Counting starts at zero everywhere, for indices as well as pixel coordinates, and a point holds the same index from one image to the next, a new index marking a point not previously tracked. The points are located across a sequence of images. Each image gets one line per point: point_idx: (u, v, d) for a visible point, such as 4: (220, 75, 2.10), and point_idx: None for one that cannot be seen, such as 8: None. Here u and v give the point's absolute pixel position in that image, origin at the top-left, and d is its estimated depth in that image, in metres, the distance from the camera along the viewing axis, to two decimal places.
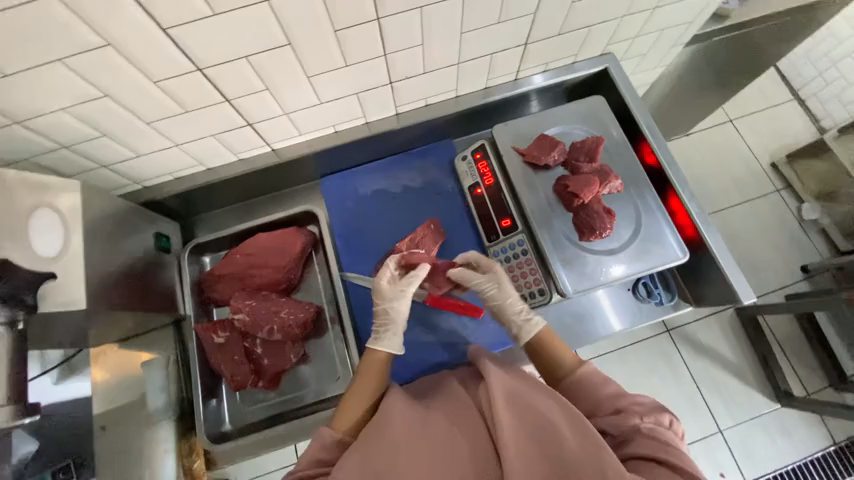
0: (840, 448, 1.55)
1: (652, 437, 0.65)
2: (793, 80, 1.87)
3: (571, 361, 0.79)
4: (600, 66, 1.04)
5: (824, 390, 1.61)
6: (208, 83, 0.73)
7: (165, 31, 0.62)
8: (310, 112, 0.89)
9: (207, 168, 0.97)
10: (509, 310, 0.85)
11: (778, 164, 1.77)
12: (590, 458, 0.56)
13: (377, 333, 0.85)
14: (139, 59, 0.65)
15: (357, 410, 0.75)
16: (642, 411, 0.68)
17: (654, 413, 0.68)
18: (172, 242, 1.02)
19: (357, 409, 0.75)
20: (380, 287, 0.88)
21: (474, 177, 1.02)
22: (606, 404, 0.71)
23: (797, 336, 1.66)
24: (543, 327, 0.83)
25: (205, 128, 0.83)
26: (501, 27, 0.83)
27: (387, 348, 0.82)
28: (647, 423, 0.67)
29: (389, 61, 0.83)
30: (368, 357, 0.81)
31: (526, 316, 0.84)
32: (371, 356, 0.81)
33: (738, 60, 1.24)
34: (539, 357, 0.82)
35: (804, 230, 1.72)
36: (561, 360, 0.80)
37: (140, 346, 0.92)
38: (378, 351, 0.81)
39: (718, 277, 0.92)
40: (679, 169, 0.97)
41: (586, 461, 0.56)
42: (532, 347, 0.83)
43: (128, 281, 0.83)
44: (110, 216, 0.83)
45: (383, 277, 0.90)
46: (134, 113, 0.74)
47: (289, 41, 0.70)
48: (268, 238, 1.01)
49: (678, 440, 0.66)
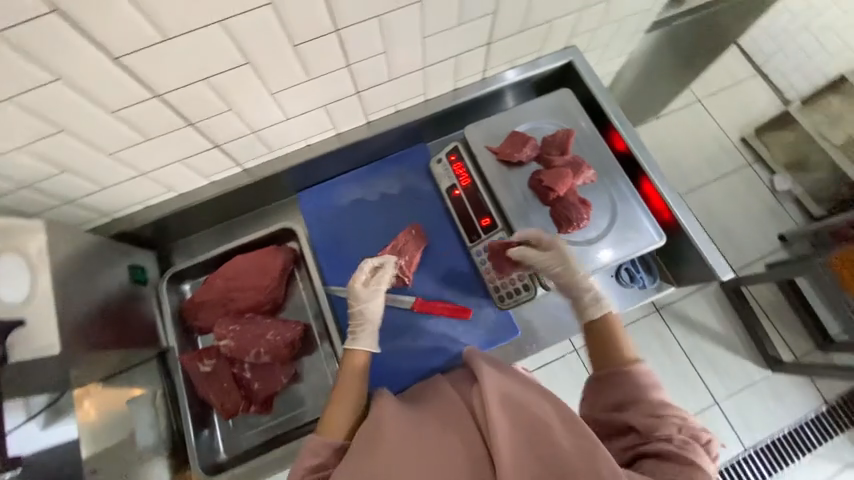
0: (831, 408, 1.59)
1: (683, 450, 0.66)
2: (755, 56, 1.91)
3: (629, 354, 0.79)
4: (565, 59, 1.05)
5: (811, 353, 1.65)
6: (168, 109, 0.71)
7: (116, 60, 0.60)
8: (279, 129, 0.88)
9: (178, 195, 0.95)
10: (579, 286, 0.85)
11: (748, 139, 1.82)
12: (583, 457, 0.57)
13: (353, 333, 0.87)
14: (92, 91, 0.63)
15: (344, 411, 0.76)
16: (681, 424, 0.69)
17: (693, 430, 0.69)
18: (148, 272, 0.99)
19: (344, 410, 0.76)
20: (355, 289, 0.90)
21: (451, 178, 1.02)
22: (649, 404, 0.72)
23: (782, 303, 1.70)
24: (612, 311, 0.84)
25: (171, 154, 0.81)
26: (462, 29, 0.83)
27: (362, 347, 0.84)
28: (682, 435, 0.68)
29: (354, 71, 0.82)
30: (347, 359, 0.83)
31: (596, 296, 0.85)
32: (350, 357, 0.83)
33: (699, 42, 1.26)
34: (594, 335, 0.83)
35: (778, 200, 1.77)
36: (619, 347, 0.80)
37: (130, 383, 0.86)
38: (355, 351, 0.84)
39: (696, 256, 0.94)
40: (649, 154, 0.98)
41: (581, 461, 0.56)
42: (594, 323, 0.84)
43: (104, 319, 0.81)
44: (80, 253, 0.80)
45: (359, 277, 0.91)
46: (93, 146, 0.72)
47: (248, 60, 0.69)
48: (247, 259, 0.99)
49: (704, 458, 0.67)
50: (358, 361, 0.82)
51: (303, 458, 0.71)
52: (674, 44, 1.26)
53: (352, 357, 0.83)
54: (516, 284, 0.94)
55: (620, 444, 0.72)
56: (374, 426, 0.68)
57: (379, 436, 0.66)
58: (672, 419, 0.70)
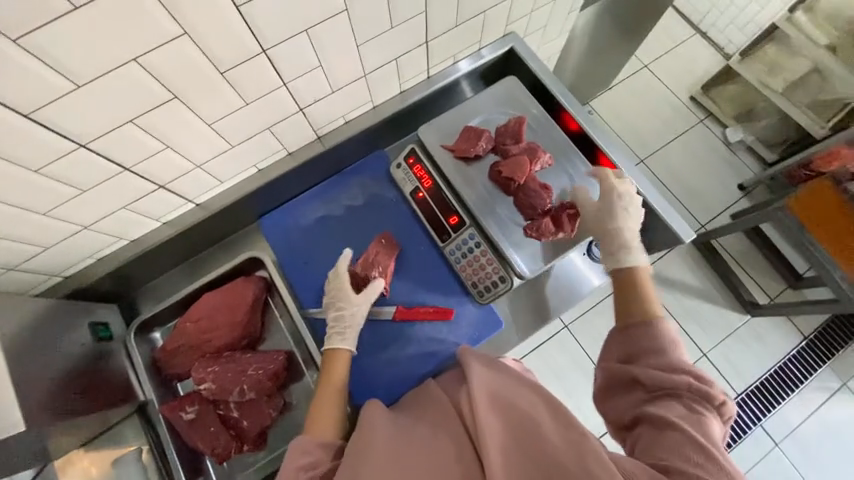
0: (809, 340, 1.68)
1: (694, 411, 0.64)
2: (691, 16, 1.97)
3: (649, 308, 0.77)
4: (506, 47, 1.05)
5: (784, 292, 1.73)
6: (100, 158, 0.68)
7: (28, 116, 0.57)
8: (225, 158, 0.85)
9: (131, 241, 0.90)
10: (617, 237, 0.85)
11: (696, 97, 1.87)
12: (573, 454, 0.56)
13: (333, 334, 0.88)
14: (9, 152, 0.59)
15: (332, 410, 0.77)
16: (697, 386, 0.66)
17: (708, 391, 0.66)
18: (113, 327, 0.95)
19: (332, 408, 0.77)
20: (347, 292, 0.91)
21: (412, 182, 1.01)
22: (663, 358, 0.70)
23: (751, 249, 1.77)
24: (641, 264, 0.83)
25: (113, 202, 0.77)
26: (396, 31, 0.82)
27: (346, 346, 0.87)
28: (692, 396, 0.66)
29: (292, 89, 0.79)
30: (335, 358, 0.85)
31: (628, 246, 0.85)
32: (338, 356, 0.85)
33: (634, 11, 1.28)
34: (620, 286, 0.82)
35: (733, 151, 1.84)
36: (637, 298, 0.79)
37: (114, 443, 0.85)
38: (340, 350, 0.86)
39: (659, 222, 0.96)
40: (601, 129, 1.00)
41: (571, 460, 0.56)
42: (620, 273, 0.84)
43: (70, 385, 0.76)
44: (31, 320, 0.75)
45: (342, 277, 0.92)
46: (24, 209, 0.67)
47: (174, 94, 0.66)
48: (215, 297, 0.96)
49: (715, 420, 0.65)
50: (343, 358, 0.85)
51: (295, 457, 0.68)
52: (611, 16, 1.28)
53: (335, 355, 0.86)
54: (492, 278, 0.93)
55: (629, 400, 0.71)
56: (367, 428, 0.67)
57: (375, 436, 0.65)
58: (685, 374, 0.68)
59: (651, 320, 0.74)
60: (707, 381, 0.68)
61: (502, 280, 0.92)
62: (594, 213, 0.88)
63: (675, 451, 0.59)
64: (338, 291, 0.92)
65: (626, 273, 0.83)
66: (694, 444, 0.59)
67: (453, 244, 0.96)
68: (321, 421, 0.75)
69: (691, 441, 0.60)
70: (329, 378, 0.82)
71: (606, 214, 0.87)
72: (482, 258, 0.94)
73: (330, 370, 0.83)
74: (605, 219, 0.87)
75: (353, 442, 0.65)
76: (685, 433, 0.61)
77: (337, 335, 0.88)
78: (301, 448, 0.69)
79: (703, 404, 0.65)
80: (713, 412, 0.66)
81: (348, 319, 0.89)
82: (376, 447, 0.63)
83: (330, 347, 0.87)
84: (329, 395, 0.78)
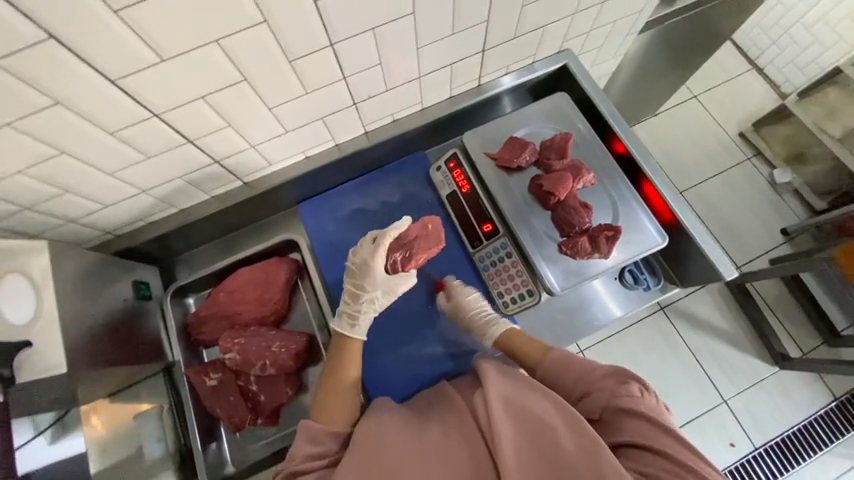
0: (840, 403, 1.58)
1: (628, 412, 0.65)
2: (749, 51, 1.91)
3: (539, 349, 0.82)
4: (559, 63, 1.06)
5: (818, 348, 1.65)
6: (168, 127, 0.72)
7: (115, 82, 0.61)
8: (277, 142, 0.89)
9: (180, 210, 0.95)
10: (473, 320, 0.91)
11: (746, 134, 1.81)
12: (586, 458, 0.56)
13: (353, 319, 0.86)
14: (93, 113, 0.64)
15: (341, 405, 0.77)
16: (615, 388, 0.68)
17: (625, 387, 0.68)
18: (152, 288, 1.00)
19: (341, 403, 0.78)
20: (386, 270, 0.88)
21: (450, 185, 1.02)
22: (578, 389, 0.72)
23: (787, 298, 1.70)
24: (506, 328, 0.89)
25: (172, 171, 0.82)
26: (456, 38, 0.84)
27: (358, 336, 0.84)
28: (624, 398, 0.66)
29: (350, 84, 0.82)
30: (345, 347, 0.83)
31: (489, 321, 0.90)
32: (349, 348, 0.83)
33: (691, 39, 1.26)
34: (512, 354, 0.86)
35: (779, 193, 1.77)
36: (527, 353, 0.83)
37: (134, 399, 0.88)
38: (354, 340, 0.84)
39: (699, 256, 0.93)
40: (648, 154, 0.99)
41: (584, 463, 0.56)
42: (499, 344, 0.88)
43: (110, 336, 0.81)
44: (84, 271, 0.80)
45: (379, 255, 0.85)
46: (94, 166, 0.72)
47: (245, 77, 0.70)
48: (250, 272, 1.00)
49: (657, 411, 0.66)
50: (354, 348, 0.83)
51: (301, 445, 0.72)
52: (669, 42, 1.27)
53: (347, 343, 0.83)
54: (520, 289, 0.94)
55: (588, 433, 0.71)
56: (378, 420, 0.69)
57: (385, 430, 0.67)
58: (599, 391, 0.69)
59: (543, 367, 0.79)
60: (618, 379, 0.69)
61: (530, 294, 0.93)
62: (448, 310, 0.95)
63: (648, 466, 0.59)
64: (360, 268, 0.87)
65: (503, 342, 0.87)
66: (654, 453, 0.60)
67: (484, 251, 0.97)
68: (331, 409, 0.77)
69: (647, 449, 0.61)
70: (339, 364, 0.81)
71: (454, 309, 0.94)
72: (511, 268, 0.95)
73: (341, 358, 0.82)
74: (456, 315, 0.94)
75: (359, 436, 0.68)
76: (640, 446, 0.61)
77: (350, 318, 0.86)
78: (311, 437, 0.73)
79: (634, 401, 0.66)
80: (647, 402, 0.67)
81: (356, 304, 0.86)
82: (390, 438, 0.66)
83: (340, 332, 0.85)
84: (341, 384, 0.79)
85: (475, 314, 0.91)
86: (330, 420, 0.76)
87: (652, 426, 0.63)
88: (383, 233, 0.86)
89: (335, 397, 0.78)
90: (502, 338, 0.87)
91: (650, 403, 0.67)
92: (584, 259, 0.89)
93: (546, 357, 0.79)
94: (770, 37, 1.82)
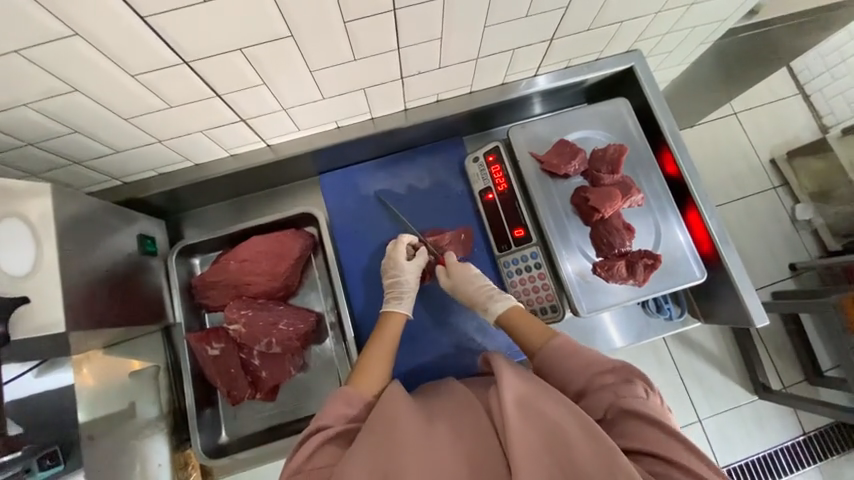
0: (808, 438, 1.63)
1: (632, 414, 0.61)
2: (799, 75, 1.76)
3: (540, 336, 0.77)
4: (625, 65, 0.96)
5: (800, 383, 1.67)
6: (196, 77, 0.63)
7: (144, 19, 0.52)
8: (310, 108, 0.80)
9: (195, 165, 0.88)
10: (473, 292, 0.86)
11: (778, 161, 1.70)
12: (597, 458, 0.54)
13: (390, 296, 0.88)
14: (114, 50, 0.55)
15: (376, 379, 0.74)
16: (618, 385, 0.64)
17: (626, 385, 0.64)
18: (157, 243, 0.94)
19: (377, 377, 0.74)
20: (397, 258, 0.90)
21: (486, 181, 0.96)
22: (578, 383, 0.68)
23: (781, 332, 1.70)
24: (512, 307, 0.83)
25: (193, 124, 0.73)
26: (529, 21, 0.75)
27: (401, 308, 0.86)
28: (624, 398, 0.63)
29: (402, 55, 0.73)
30: (389, 321, 0.84)
31: (490, 296, 0.85)
32: (393, 322, 0.83)
33: (755, 53, 1.16)
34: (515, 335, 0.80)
35: (796, 229, 1.68)
36: (530, 338, 0.78)
37: (127, 354, 0.92)
38: (393, 312, 0.85)
39: (730, 294, 0.90)
40: (701, 181, 0.94)
41: (597, 466, 0.54)
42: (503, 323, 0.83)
43: (114, 292, 0.75)
44: (87, 219, 0.73)
45: (400, 249, 0.90)
46: (109, 109, 0.64)
47: (291, 33, 0.61)
48: (263, 242, 0.94)
49: (662, 413, 0.62)
50: (394, 321, 0.83)
51: (334, 407, 0.69)
52: (729, 57, 1.15)
53: (390, 319, 0.84)
54: (543, 303, 0.90)
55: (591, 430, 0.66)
56: (393, 411, 0.66)
57: (399, 418, 0.64)
58: (603, 389, 0.65)
59: (541, 357, 0.74)
60: (621, 378, 0.65)
61: (553, 309, 0.89)
62: (449, 289, 0.90)
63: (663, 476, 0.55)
64: (388, 261, 0.91)
65: (510, 322, 0.81)
66: (670, 464, 0.56)
67: (510, 256, 0.93)
68: (366, 376, 0.74)
69: (655, 453, 0.57)
70: (382, 338, 0.80)
71: (458, 279, 0.88)
72: (537, 279, 0.90)
73: (383, 329, 0.82)
74: (455, 293, 0.89)
75: (375, 420, 0.65)
76: (646, 452, 0.57)
77: (393, 300, 0.87)
78: (345, 400, 0.70)
79: (636, 401, 0.62)
80: (652, 402, 0.63)
81: (401, 286, 0.88)
82: (400, 428, 0.63)
83: (387, 309, 0.86)
84: (381, 354, 0.77)
85: (476, 289, 0.86)
86: (363, 387, 0.72)
87: (661, 431, 0.59)
88: (398, 239, 0.92)
89: (375, 367, 0.75)
90: (502, 315, 0.83)
91: (653, 404, 0.63)
92: (617, 283, 0.86)
93: (547, 345, 0.74)
94: (825, 64, 1.67)
